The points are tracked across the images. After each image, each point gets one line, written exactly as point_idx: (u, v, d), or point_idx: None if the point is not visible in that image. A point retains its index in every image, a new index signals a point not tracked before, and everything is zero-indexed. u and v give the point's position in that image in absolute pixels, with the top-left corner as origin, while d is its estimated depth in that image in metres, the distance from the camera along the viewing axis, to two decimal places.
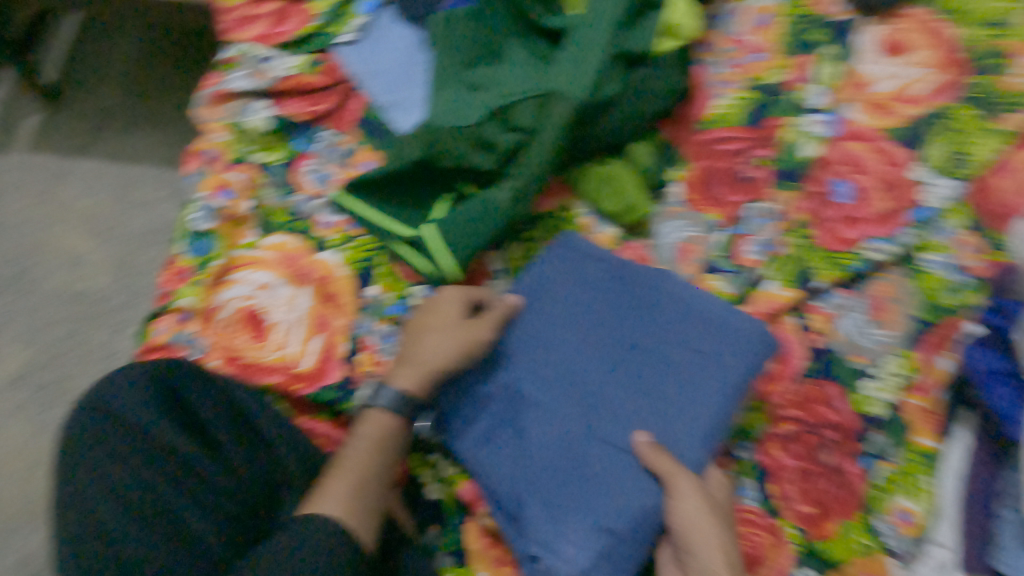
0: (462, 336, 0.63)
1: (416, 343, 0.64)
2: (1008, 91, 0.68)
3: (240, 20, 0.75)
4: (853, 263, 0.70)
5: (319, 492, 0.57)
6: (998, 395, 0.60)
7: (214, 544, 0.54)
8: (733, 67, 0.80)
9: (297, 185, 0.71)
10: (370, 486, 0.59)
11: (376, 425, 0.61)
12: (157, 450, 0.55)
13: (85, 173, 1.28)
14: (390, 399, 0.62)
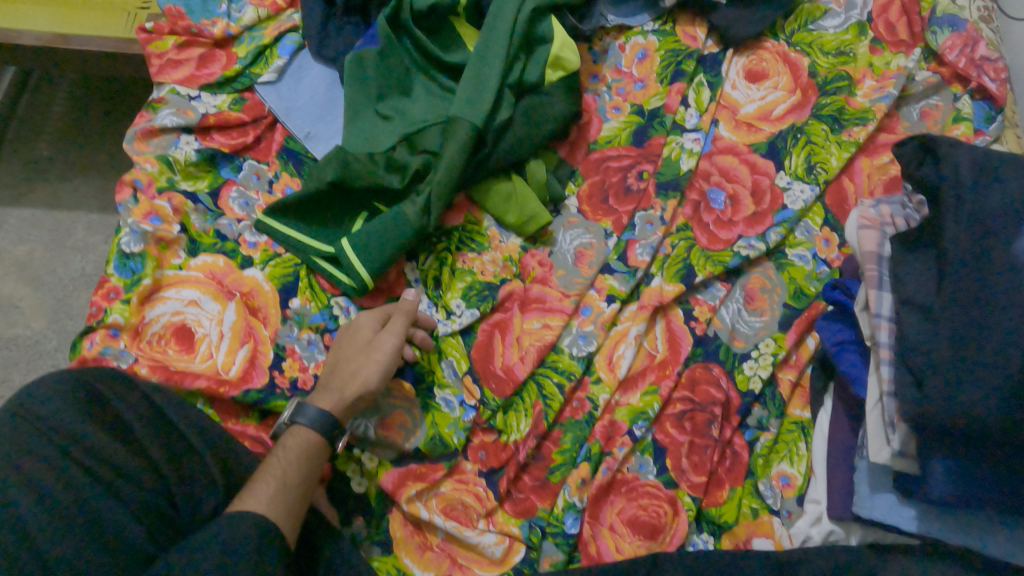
0: (372, 357, 0.69)
1: (331, 369, 0.69)
2: (853, 109, 0.86)
3: (166, 63, 0.81)
4: (727, 259, 0.80)
5: (244, 494, 0.60)
6: (847, 360, 0.68)
7: (134, 531, 0.56)
8: (620, 94, 0.89)
9: (223, 210, 0.77)
10: (294, 488, 0.61)
11: (300, 439, 0.65)
12: (80, 451, 0.58)
13: (18, 221, 1.30)
14: (312, 416, 0.65)
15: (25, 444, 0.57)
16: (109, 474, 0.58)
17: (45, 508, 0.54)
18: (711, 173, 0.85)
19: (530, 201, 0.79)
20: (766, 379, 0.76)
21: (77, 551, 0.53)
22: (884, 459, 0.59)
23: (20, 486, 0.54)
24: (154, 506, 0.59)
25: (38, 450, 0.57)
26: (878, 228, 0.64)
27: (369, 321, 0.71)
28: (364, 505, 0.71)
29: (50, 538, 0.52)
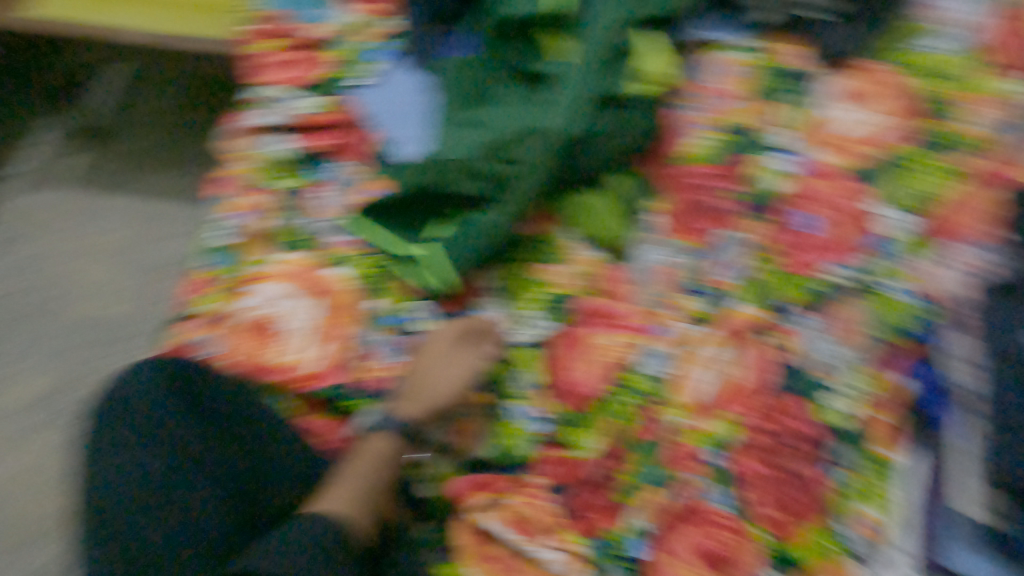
0: (451, 375, 0.70)
1: (412, 384, 0.71)
2: (955, 133, 0.79)
3: (265, 66, 0.86)
4: (816, 286, 0.74)
5: (324, 500, 0.64)
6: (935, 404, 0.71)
7: (212, 525, 0.58)
8: (704, 111, 0.85)
9: (302, 208, 0.79)
10: (370, 491, 0.66)
11: (376, 447, 0.69)
12: (165, 437, 0.61)
13: (107, 208, 1.35)
14: (393, 424, 0.69)
15: (117, 427, 0.60)
16: (193, 461, 0.61)
17: (134, 487, 0.57)
18: (801, 194, 0.78)
19: (607, 220, 0.80)
20: (858, 422, 0.69)
21: (164, 533, 0.56)
22: (980, 517, 0.68)
23: (114, 468, 0.58)
24: (236, 494, 0.62)
25: (126, 433, 0.60)
26: (983, 276, 0.71)
27: (449, 335, 0.71)
28: (431, 511, 0.75)
29: (139, 521, 0.56)
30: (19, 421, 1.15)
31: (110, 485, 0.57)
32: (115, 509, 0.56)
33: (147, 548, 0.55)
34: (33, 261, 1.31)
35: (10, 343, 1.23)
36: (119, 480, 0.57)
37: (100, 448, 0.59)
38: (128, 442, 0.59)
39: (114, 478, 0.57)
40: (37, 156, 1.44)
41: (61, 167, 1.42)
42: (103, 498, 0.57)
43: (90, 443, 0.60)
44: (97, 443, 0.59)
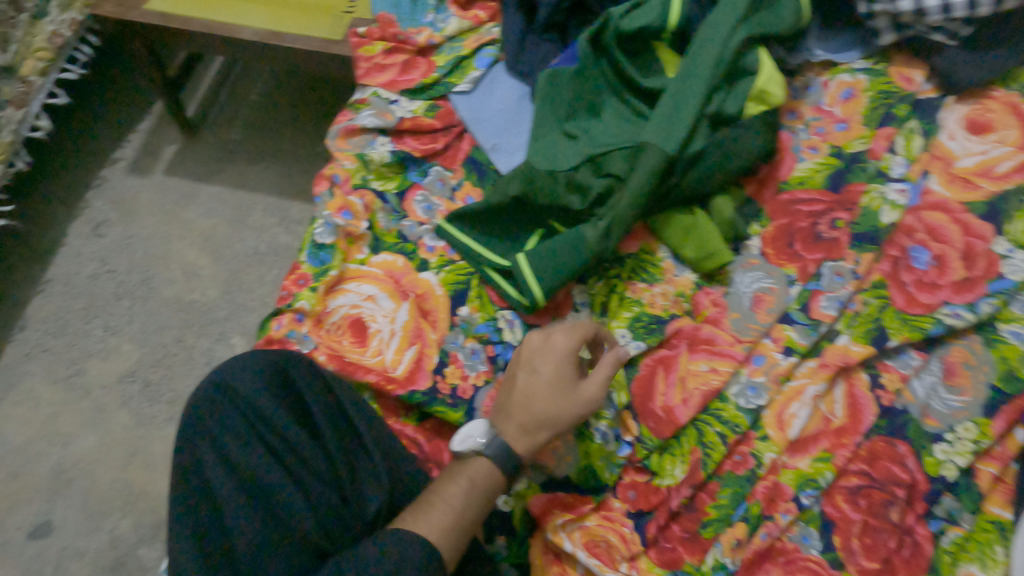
0: (567, 404, 0.65)
1: (523, 401, 0.65)
2: None
3: (373, 67, 0.85)
4: (929, 325, 0.72)
5: (418, 518, 0.59)
6: None
7: (305, 523, 0.57)
8: (818, 134, 0.84)
9: (407, 212, 0.80)
10: (466, 525, 0.60)
11: (479, 473, 0.63)
12: (266, 431, 0.61)
13: (209, 197, 1.42)
14: (497, 448, 0.64)
15: (219, 417, 0.61)
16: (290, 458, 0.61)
17: (233, 480, 0.58)
18: (916, 230, 0.76)
19: (706, 239, 0.76)
20: (962, 468, 0.68)
21: (255, 530, 0.56)
22: None
23: (214, 459, 0.59)
24: (326, 500, 0.60)
25: (229, 423, 0.60)
26: None
27: (565, 360, 0.66)
28: (507, 525, 0.72)
29: (233, 515, 0.56)
30: (117, 389, 1.25)
31: (210, 475, 0.58)
32: (216, 500, 0.57)
33: (239, 544, 0.55)
34: (134, 239, 1.38)
35: (119, 321, 1.31)
36: (220, 471, 0.58)
37: (204, 437, 0.60)
38: (230, 434, 0.60)
39: (214, 468, 0.58)
40: (137, 138, 1.47)
41: (162, 149, 1.46)
42: (202, 487, 0.58)
43: (188, 426, 0.61)
44: (199, 431, 0.60)
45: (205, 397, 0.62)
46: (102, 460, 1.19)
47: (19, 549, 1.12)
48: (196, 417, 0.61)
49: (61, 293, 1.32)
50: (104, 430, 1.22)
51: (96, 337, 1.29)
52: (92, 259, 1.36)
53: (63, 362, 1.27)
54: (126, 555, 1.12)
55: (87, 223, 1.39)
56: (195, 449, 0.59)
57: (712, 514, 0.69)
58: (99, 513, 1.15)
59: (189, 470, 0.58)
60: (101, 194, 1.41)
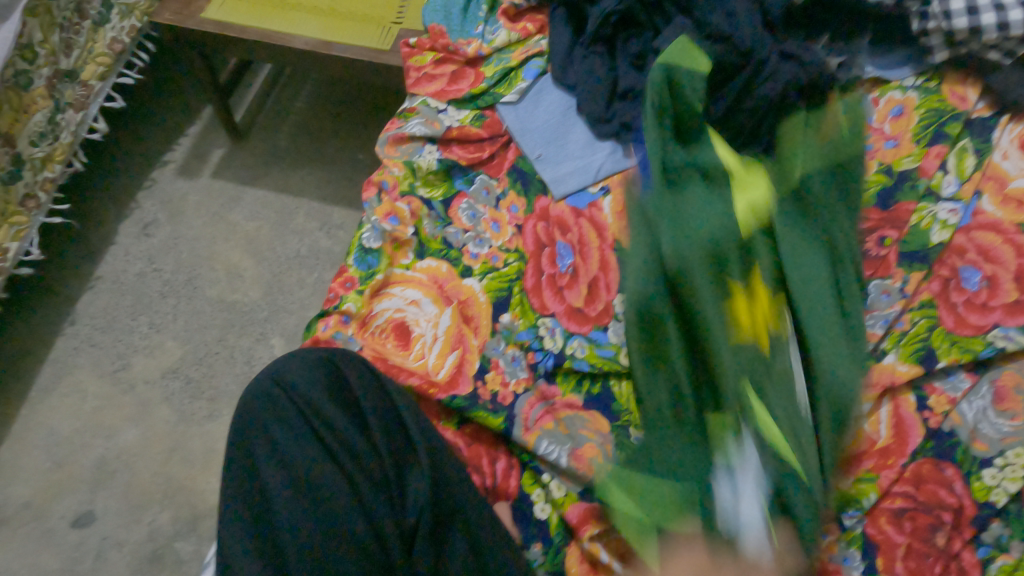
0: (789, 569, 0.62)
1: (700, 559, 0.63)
2: None
3: (422, 77, 0.87)
4: (980, 348, 0.71)
5: None
6: None
7: (358, 524, 0.59)
8: (867, 150, 0.83)
9: (452, 219, 0.81)
10: None
11: None
12: (319, 429, 0.62)
13: (254, 200, 1.46)
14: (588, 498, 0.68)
15: (274, 413, 0.62)
16: (342, 456, 0.62)
17: (285, 478, 0.59)
18: (968, 250, 0.75)
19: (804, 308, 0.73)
20: (1013, 495, 0.66)
21: (308, 531, 0.57)
22: None
23: (264, 457, 0.60)
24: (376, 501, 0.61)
25: (285, 420, 0.62)
26: None
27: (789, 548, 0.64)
28: (544, 532, 0.70)
29: (283, 513, 0.58)
30: (160, 385, 1.28)
31: (259, 473, 0.60)
32: (269, 499, 0.59)
33: (292, 550, 0.57)
34: (181, 240, 1.42)
35: (164, 318, 1.34)
36: (269, 469, 0.60)
37: (259, 433, 0.62)
38: (278, 431, 0.62)
39: (267, 464, 0.60)
40: (187, 142, 1.52)
41: (210, 153, 1.51)
42: (252, 482, 0.60)
43: (238, 420, 0.62)
44: (256, 427, 0.62)
45: (263, 393, 0.63)
46: (144, 453, 1.22)
47: (62, 537, 1.15)
48: (253, 414, 0.63)
49: (110, 290, 1.37)
50: (147, 424, 1.25)
51: (142, 334, 1.33)
52: (140, 257, 1.40)
53: (110, 357, 1.31)
54: (163, 548, 1.15)
55: (136, 223, 1.43)
56: (251, 445, 0.61)
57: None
58: (140, 505, 1.18)
59: (244, 465, 0.60)
60: (151, 195, 1.46)
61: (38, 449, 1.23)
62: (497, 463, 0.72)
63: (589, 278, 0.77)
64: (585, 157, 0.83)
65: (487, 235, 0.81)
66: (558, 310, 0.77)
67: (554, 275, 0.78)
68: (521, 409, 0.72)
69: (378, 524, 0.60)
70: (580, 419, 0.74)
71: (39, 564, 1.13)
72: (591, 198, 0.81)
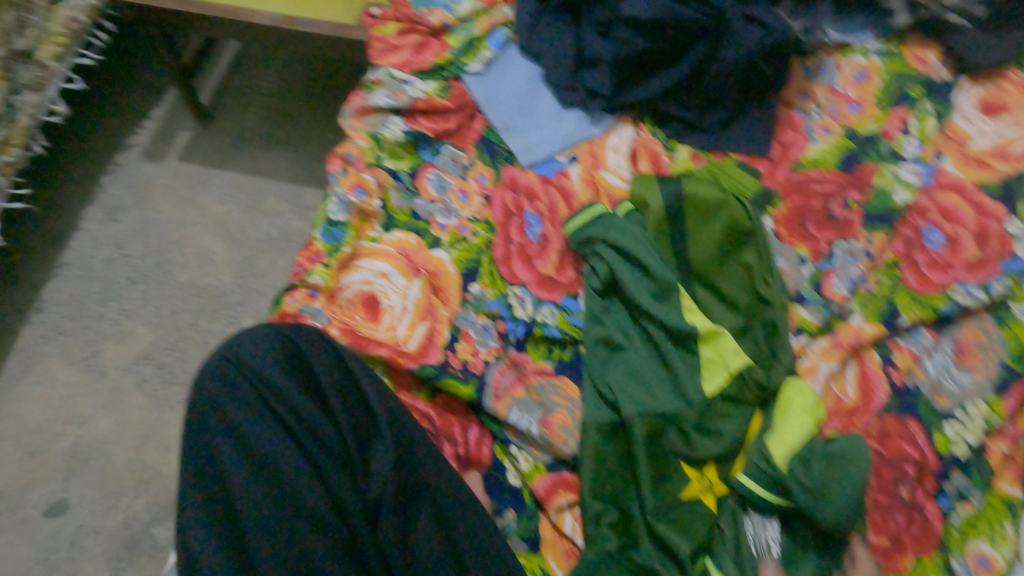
0: None
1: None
2: None
3: (386, 48, 0.85)
4: (941, 304, 0.72)
5: None
6: None
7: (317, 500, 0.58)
8: (831, 115, 0.84)
9: (419, 190, 0.80)
10: None
11: None
12: (275, 404, 0.62)
13: (223, 183, 1.44)
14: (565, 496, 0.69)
15: (229, 390, 0.62)
16: (299, 430, 0.62)
17: (243, 455, 0.59)
18: (930, 210, 0.76)
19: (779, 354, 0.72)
20: (973, 445, 0.68)
21: (269, 507, 0.57)
22: None
23: (224, 434, 0.59)
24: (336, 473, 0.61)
25: (239, 396, 0.61)
26: None
27: None
28: (516, 499, 0.71)
29: (241, 490, 0.57)
30: (132, 371, 1.27)
31: (218, 449, 0.59)
32: (227, 479, 0.58)
33: (252, 529, 0.56)
34: (149, 224, 1.39)
35: (134, 304, 1.32)
36: (228, 445, 0.59)
37: (214, 412, 0.61)
38: (238, 407, 0.61)
39: (223, 442, 0.59)
40: (152, 125, 1.48)
41: (176, 136, 1.48)
42: (211, 458, 0.59)
43: (197, 397, 0.62)
44: (210, 405, 0.61)
45: (216, 370, 0.63)
46: (118, 440, 1.21)
47: (36, 526, 1.14)
48: (206, 393, 0.62)
49: (78, 276, 1.34)
50: (120, 411, 1.23)
51: (111, 320, 1.31)
52: (107, 243, 1.37)
53: (80, 344, 1.29)
54: (140, 535, 1.14)
55: (102, 208, 1.40)
56: (206, 423, 0.60)
57: (710, 504, 0.69)
58: (114, 492, 1.17)
59: (202, 443, 0.60)
60: (116, 180, 1.43)
61: (9, 438, 1.21)
62: (468, 432, 0.72)
63: (560, 246, 0.78)
64: (552, 127, 0.83)
65: (455, 205, 0.80)
66: (528, 279, 0.77)
67: (524, 245, 0.78)
68: (492, 377, 0.72)
69: (340, 497, 0.60)
70: (550, 385, 0.73)
71: (13, 554, 1.11)
72: (559, 166, 0.82)
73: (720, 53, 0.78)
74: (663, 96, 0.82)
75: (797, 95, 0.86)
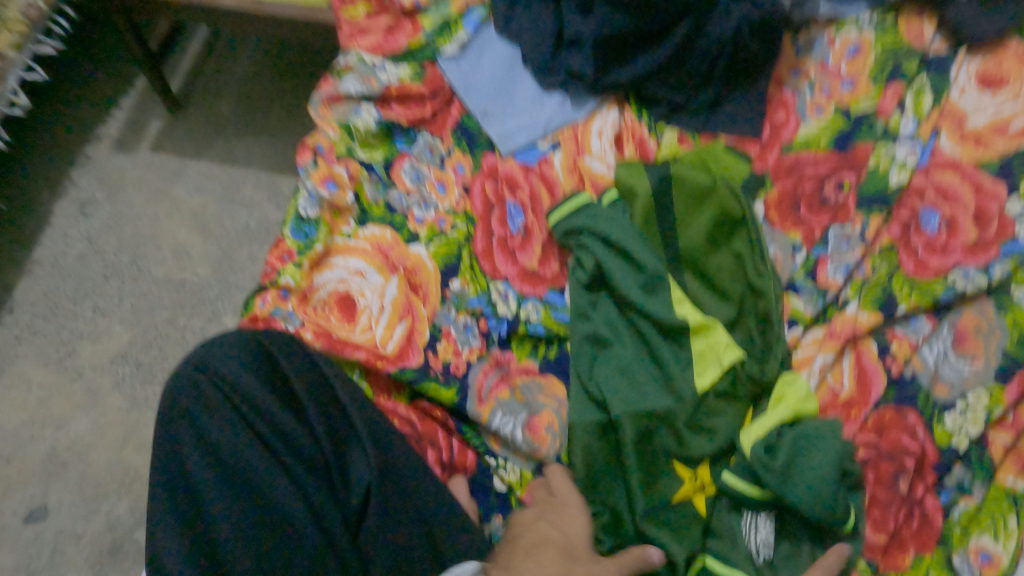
0: None
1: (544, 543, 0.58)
2: None
3: (356, 31, 0.81)
4: (939, 290, 0.69)
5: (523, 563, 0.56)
6: None
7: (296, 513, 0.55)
8: (824, 92, 0.80)
9: (395, 182, 0.76)
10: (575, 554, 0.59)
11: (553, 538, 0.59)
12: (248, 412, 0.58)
13: (197, 173, 1.39)
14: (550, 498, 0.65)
15: (198, 397, 0.57)
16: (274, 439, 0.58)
17: (211, 468, 0.54)
18: (927, 190, 0.73)
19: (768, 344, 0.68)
20: (975, 437, 0.65)
21: (247, 524, 0.53)
22: None
23: (192, 444, 0.55)
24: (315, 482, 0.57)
25: (207, 403, 0.57)
26: None
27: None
28: (504, 504, 0.68)
29: (215, 504, 0.53)
30: (109, 372, 1.23)
31: (189, 462, 0.54)
32: (200, 494, 0.54)
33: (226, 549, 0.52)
34: (122, 218, 1.35)
35: (109, 301, 1.28)
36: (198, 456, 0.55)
37: (182, 423, 0.56)
38: (207, 416, 0.57)
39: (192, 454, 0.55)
40: (122, 114, 1.43)
41: (147, 126, 1.42)
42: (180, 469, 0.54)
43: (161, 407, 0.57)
44: (175, 415, 0.56)
45: (183, 377, 0.58)
46: (97, 442, 1.18)
47: (16, 534, 1.11)
48: (172, 403, 0.57)
49: (50, 274, 1.30)
50: (98, 412, 1.20)
51: (86, 319, 1.27)
52: (80, 239, 1.33)
53: (54, 344, 1.25)
54: (123, 539, 1.11)
55: (73, 202, 1.35)
56: (173, 435, 0.56)
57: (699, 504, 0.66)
58: (95, 496, 1.14)
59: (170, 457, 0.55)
60: (86, 173, 1.38)
61: None
62: (451, 436, 0.69)
63: (544, 238, 0.75)
64: (532, 111, 0.79)
65: (433, 198, 0.76)
66: (510, 273, 0.74)
67: (505, 237, 0.75)
68: (475, 379, 0.69)
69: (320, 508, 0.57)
70: (536, 385, 0.70)
71: None
72: (541, 152, 0.78)
73: (705, 29, 0.75)
74: (648, 77, 0.78)
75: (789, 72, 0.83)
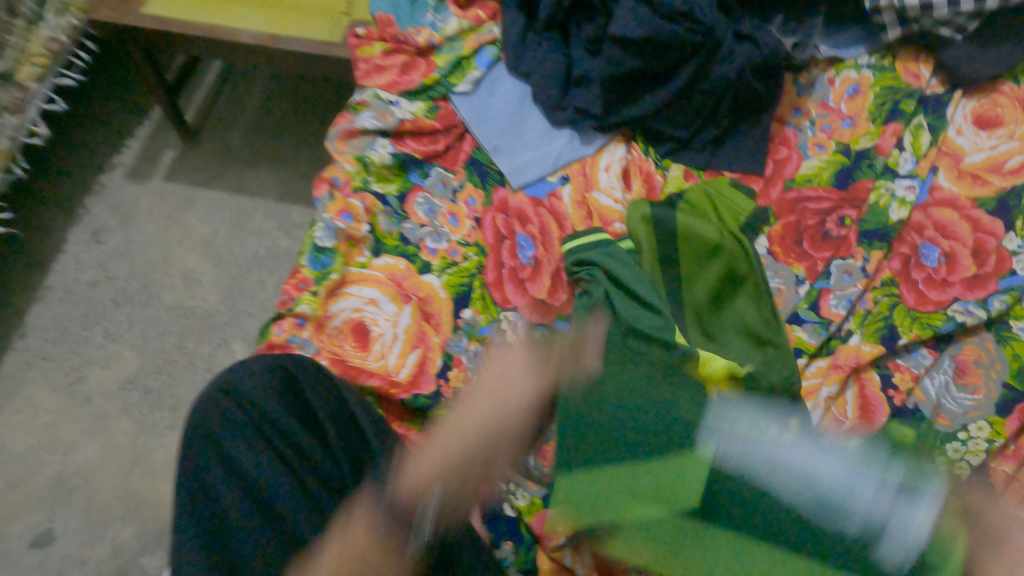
0: None
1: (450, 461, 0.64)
2: None
3: (372, 68, 0.84)
4: (939, 323, 0.72)
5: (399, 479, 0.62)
6: None
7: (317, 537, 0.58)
8: (825, 130, 0.83)
9: (409, 214, 0.79)
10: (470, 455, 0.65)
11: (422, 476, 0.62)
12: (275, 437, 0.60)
13: (209, 202, 1.41)
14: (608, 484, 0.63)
15: (227, 424, 0.59)
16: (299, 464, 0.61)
17: (238, 492, 0.57)
18: (926, 226, 0.75)
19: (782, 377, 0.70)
20: (975, 465, 0.67)
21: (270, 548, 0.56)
22: None
23: (219, 469, 0.57)
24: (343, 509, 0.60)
25: (236, 428, 0.59)
26: None
27: None
28: (514, 532, 0.69)
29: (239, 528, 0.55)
30: (118, 397, 1.24)
31: (217, 489, 0.56)
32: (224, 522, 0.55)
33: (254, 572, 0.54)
34: (134, 245, 1.37)
35: (119, 327, 1.30)
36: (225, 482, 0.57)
37: (207, 451, 0.57)
38: (232, 440, 0.59)
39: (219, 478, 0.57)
40: (136, 144, 1.46)
41: (161, 155, 1.46)
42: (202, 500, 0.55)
43: (187, 438, 0.58)
44: (202, 444, 0.58)
45: (212, 403, 0.59)
46: (105, 467, 1.18)
47: (20, 559, 1.11)
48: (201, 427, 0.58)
49: (61, 300, 1.31)
50: (106, 437, 1.21)
51: (96, 344, 1.28)
52: (92, 265, 1.35)
53: (63, 369, 1.26)
54: (128, 565, 1.11)
55: (86, 229, 1.38)
56: (201, 458, 0.57)
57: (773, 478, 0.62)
58: (100, 521, 1.14)
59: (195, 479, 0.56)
60: (100, 201, 1.40)
61: None
62: None
63: (553, 269, 0.77)
64: (542, 147, 0.82)
65: (446, 229, 0.78)
66: (521, 303, 0.76)
67: (516, 268, 0.77)
68: None
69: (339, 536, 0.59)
70: (545, 413, 0.72)
71: None
72: (550, 187, 0.81)
73: (710, 70, 0.78)
74: (655, 113, 0.81)
75: (790, 111, 0.85)
